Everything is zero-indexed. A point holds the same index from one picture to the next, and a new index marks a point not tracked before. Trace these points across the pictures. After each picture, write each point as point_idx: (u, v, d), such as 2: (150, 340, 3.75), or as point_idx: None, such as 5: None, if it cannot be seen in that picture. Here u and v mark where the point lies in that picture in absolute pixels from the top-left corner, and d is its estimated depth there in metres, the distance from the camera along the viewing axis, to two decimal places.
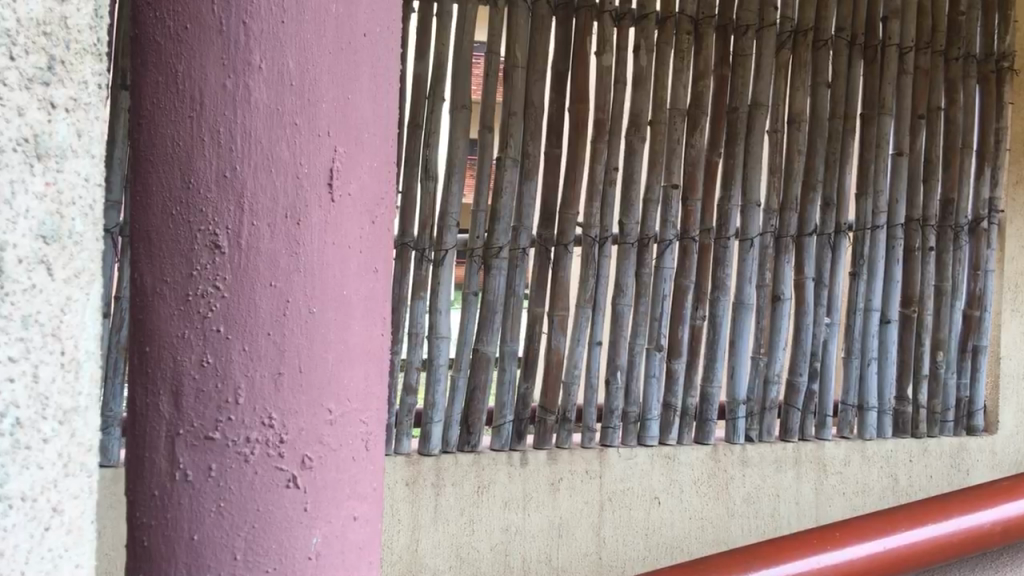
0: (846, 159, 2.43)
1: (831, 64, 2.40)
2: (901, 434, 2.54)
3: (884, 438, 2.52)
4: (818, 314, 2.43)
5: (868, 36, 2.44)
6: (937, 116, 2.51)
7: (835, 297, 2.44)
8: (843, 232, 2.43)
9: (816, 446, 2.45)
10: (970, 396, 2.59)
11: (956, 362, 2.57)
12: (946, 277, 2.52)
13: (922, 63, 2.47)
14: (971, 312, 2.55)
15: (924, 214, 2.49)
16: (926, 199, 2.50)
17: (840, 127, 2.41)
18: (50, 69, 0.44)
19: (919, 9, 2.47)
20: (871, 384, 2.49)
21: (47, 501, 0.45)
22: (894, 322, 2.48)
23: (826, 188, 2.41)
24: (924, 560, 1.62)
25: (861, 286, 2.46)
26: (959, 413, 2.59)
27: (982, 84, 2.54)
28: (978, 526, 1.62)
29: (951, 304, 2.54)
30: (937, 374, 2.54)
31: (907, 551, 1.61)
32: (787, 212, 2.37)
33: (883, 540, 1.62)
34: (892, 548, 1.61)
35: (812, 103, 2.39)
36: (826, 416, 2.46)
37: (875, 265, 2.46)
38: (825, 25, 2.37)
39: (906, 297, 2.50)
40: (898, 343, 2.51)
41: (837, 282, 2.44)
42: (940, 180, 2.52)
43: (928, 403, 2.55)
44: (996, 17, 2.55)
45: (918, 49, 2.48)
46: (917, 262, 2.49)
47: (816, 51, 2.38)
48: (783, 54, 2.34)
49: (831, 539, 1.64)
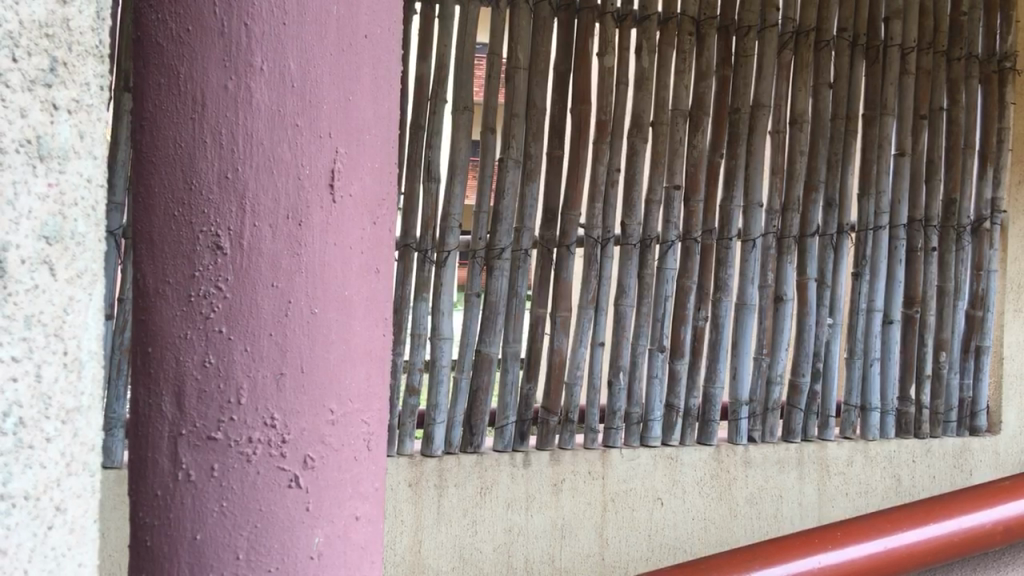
0: (849, 159, 2.43)
1: (834, 64, 2.40)
2: (905, 435, 2.54)
3: (887, 438, 2.51)
4: (821, 315, 2.44)
5: (869, 36, 2.44)
6: (940, 116, 2.50)
7: (837, 298, 2.44)
8: (845, 233, 2.44)
9: (819, 446, 2.45)
10: (973, 396, 2.59)
11: (959, 362, 2.57)
12: (949, 277, 2.52)
13: (925, 63, 2.47)
14: (974, 312, 2.55)
15: (927, 214, 2.50)
16: (929, 199, 2.50)
17: (843, 127, 2.42)
18: (52, 70, 0.44)
19: (921, 10, 2.47)
20: (874, 385, 2.49)
21: (50, 500, 0.45)
22: (897, 321, 2.49)
23: (829, 188, 2.41)
24: (925, 559, 1.62)
25: (864, 286, 2.47)
26: (962, 413, 2.59)
27: (985, 84, 2.53)
28: (979, 526, 1.62)
29: (954, 304, 2.54)
30: (940, 374, 2.54)
31: (909, 551, 1.61)
32: (790, 212, 2.37)
33: (885, 540, 1.62)
34: (894, 548, 1.62)
35: (815, 103, 2.39)
36: (829, 417, 2.46)
37: (878, 265, 2.46)
38: (827, 26, 2.37)
39: (909, 298, 2.50)
40: (900, 343, 2.51)
41: (840, 282, 2.44)
42: (943, 180, 2.52)
43: (932, 403, 2.55)
44: (999, 16, 2.54)
45: (921, 49, 2.48)
46: (920, 262, 2.49)
47: (818, 52, 2.38)
48: (786, 54, 2.34)
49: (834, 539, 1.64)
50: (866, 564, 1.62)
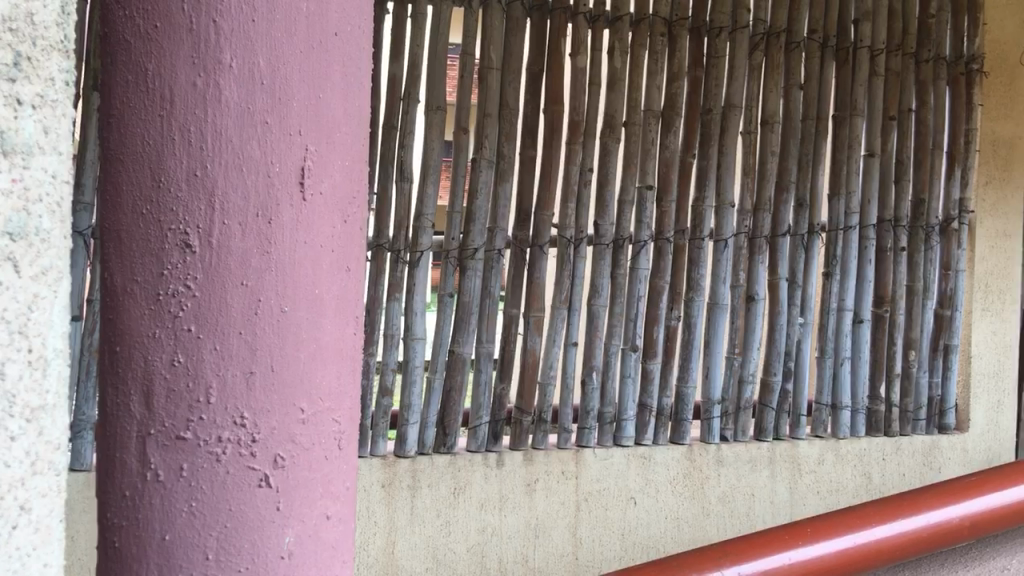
0: (819, 161, 2.45)
1: (804, 66, 2.43)
2: (875, 433, 2.56)
3: (858, 436, 2.54)
4: (792, 315, 2.45)
5: (839, 37, 2.46)
6: (909, 117, 2.53)
7: (809, 298, 2.46)
8: (816, 232, 2.45)
9: (790, 444, 2.47)
10: (942, 394, 2.62)
11: (928, 360, 2.60)
12: (918, 276, 2.55)
13: (893, 65, 2.50)
14: (942, 311, 2.59)
15: (895, 214, 2.52)
16: (899, 199, 2.53)
17: (813, 127, 2.44)
18: (14, 66, 0.43)
19: (890, 12, 2.50)
20: (845, 383, 2.51)
21: (13, 499, 0.45)
22: (867, 321, 2.51)
23: (800, 188, 2.43)
24: (896, 556, 1.63)
25: (835, 285, 2.49)
26: (931, 412, 2.62)
27: (952, 86, 2.57)
28: (945, 520, 1.63)
29: (923, 303, 2.57)
30: (909, 373, 2.57)
31: (876, 546, 1.62)
32: (761, 212, 2.39)
33: (851, 536, 1.64)
34: (860, 543, 1.63)
35: (786, 104, 2.42)
36: (800, 415, 2.48)
37: (848, 264, 2.49)
38: (797, 27, 2.39)
39: (879, 297, 2.53)
40: (871, 343, 2.54)
41: (811, 282, 2.46)
42: (912, 181, 2.54)
43: (902, 402, 2.58)
44: (966, 19, 2.58)
45: (889, 51, 2.51)
46: (889, 262, 2.52)
47: (789, 53, 2.40)
48: (757, 55, 2.36)
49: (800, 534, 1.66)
50: (838, 561, 1.63)
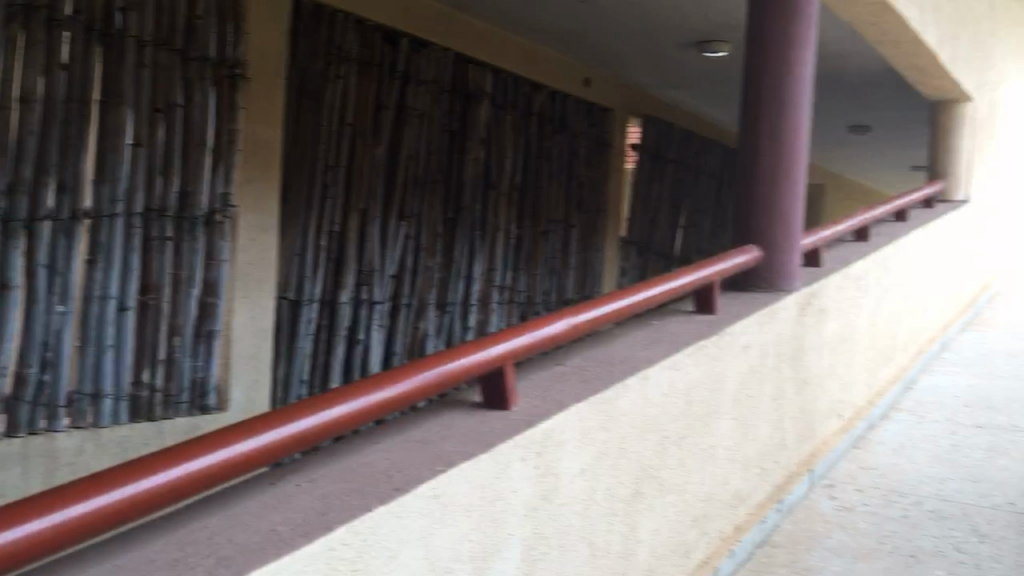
0: (82, 145, 2.54)
1: (68, 47, 2.49)
2: (137, 418, 2.77)
3: (119, 423, 2.72)
4: (51, 303, 2.52)
5: (105, 24, 2.57)
6: (174, 111, 2.76)
7: (69, 287, 2.54)
8: (78, 218, 2.55)
9: (45, 438, 2.56)
10: (203, 376, 2.95)
11: (190, 346, 2.90)
12: (181, 266, 2.82)
13: (159, 58, 2.70)
14: (205, 299, 2.91)
15: (161, 205, 2.75)
16: (164, 190, 2.76)
17: (77, 111, 2.53)
18: None
19: (159, 7, 2.67)
20: (107, 370, 2.66)
21: None
22: (130, 309, 2.70)
23: (59, 171, 2.51)
24: (315, 445, 1.33)
25: (99, 272, 2.62)
26: (192, 395, 2.94)
27: (216, 86, 2.87)
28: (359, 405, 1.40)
29: (187, 290, 2.85)
30: (172, 358, 2.83)
31: (299, 436, 1.29)
32: (15, 196, 2.42)
33: (277, 428, 1.27)
34: (284, 434, 1.27)
35: (45, 83, 2.46)
36: (55, 408, 2.55)
37: (111, 253, 2.64)
38: (59, 6, 2.44)
39: (144, 285, 2.74)
40: (134, 331, 2.73)
41: (71, 268, 2.55)
42: (178, 173, 2.79)
43: (164, 386, 2.83)
44: (230, 27, 2.88)
45: (157, 44, 2.69)
46: (153, 254, 2.74)
47: (50, 30, 2.44)
48: (12, 28, 2.37)
49: (219, 432, 1.22)
50: (265, 455, 1.25)
